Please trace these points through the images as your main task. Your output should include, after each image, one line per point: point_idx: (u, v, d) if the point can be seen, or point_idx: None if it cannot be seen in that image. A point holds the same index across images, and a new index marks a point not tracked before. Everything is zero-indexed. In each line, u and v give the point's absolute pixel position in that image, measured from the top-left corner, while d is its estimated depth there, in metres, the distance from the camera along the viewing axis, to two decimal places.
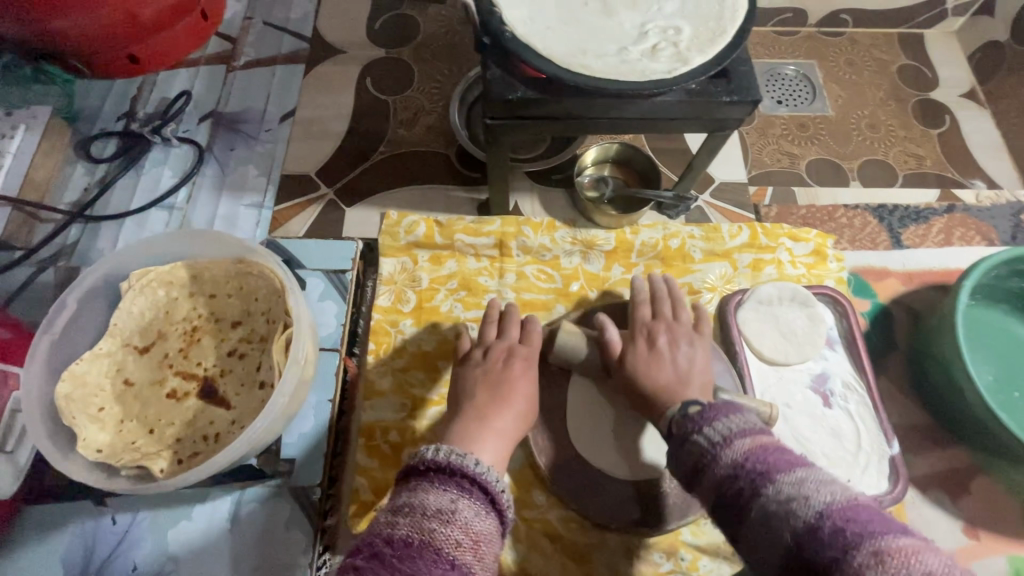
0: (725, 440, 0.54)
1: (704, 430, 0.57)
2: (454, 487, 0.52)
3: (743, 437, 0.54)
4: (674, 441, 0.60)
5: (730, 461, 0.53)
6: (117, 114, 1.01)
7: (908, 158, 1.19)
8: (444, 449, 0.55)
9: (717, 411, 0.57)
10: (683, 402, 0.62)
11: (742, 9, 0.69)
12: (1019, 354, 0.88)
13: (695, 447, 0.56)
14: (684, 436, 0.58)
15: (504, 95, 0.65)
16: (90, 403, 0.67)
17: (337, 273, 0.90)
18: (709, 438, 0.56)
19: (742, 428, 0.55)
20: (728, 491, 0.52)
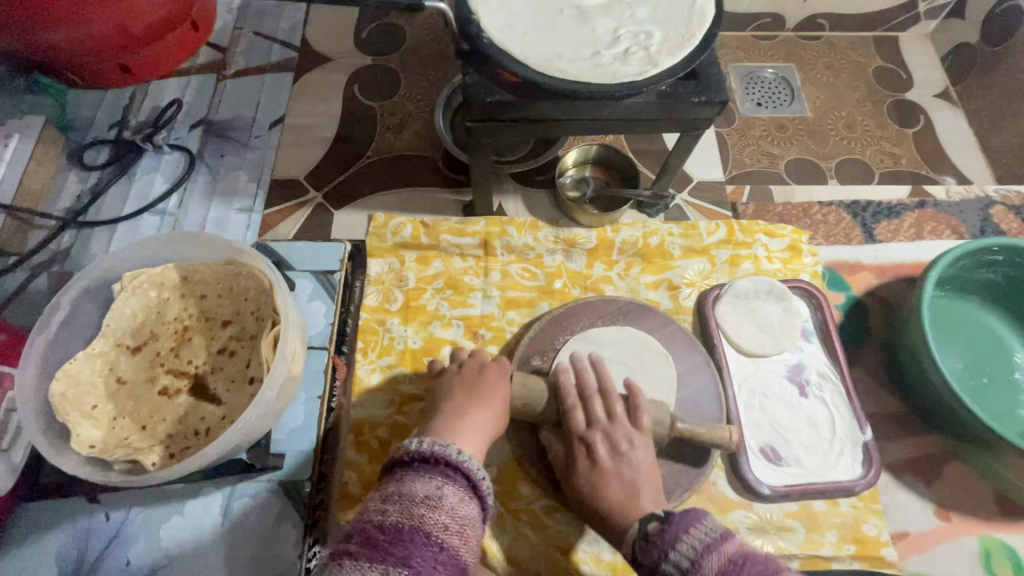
0: (694, 561, 0.54)
1: (669, 556, 0.56)
2: (440, 475, 0.54)
3: (711, 554, 0.54)
4: (643, 567, 0.59)
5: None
6: (109, 123, 1.03)
7: (883, 157, 1.22)
8: (428, 440, 0.56)
9: (676, 530, 0.57)
10: (643, 518, 0.62)
11: (709, 15, 0.72)
12: (987, 342, 0.92)
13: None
14: (653, 564, 0.58)
15: (482, 99, 0.67)
16: (83, 401, 0.69)
17: (325, 273, 0.92)
18: (677, 563, 0.55)
19: (708, 541, 0.55)
20: None
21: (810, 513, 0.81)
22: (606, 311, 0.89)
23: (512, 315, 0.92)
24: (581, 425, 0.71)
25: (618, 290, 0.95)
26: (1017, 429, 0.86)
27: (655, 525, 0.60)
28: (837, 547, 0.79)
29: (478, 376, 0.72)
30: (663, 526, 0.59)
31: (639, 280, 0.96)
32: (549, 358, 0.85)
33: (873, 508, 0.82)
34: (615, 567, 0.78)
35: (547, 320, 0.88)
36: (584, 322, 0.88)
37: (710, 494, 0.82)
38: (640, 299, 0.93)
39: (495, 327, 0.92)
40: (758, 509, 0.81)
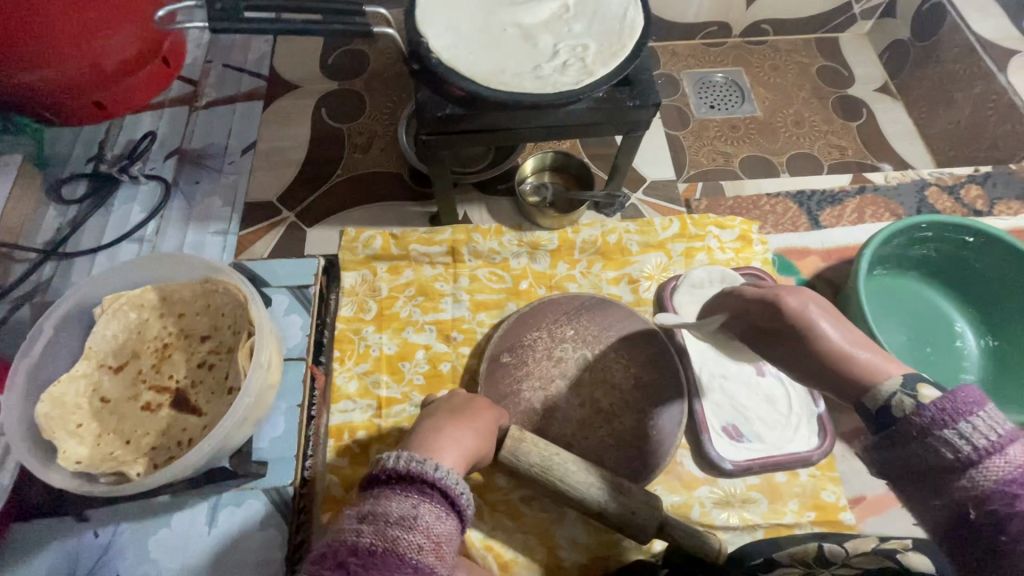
0: (995, 446, 0.46)
1: (958, 426, 0.47)
2: (416, 492, 0.52)
3: (1014, 441, 0.46)
4: (903, 430, 0.50)
5: (999, 479, 0.45)
6: (86, 157, 1.07)
7: (831, 149, 1.30)
8: (405, 457, 0.54)
9: (972, 405, 0.47)
10: (909, 376, 0.53)
11: (639, 25, 0.78)
12: (928, 314, 0.98)
13: (947, 456, 0.47)
14: (922, 430, 0.49)
15: (433, 113, 0.74)
16: (69, 420, 0.72)
17: (301, 288, 0.95)
18: (970, 438, 0.46)
19: (1008, 429, 0.47)
20: (997, 519, 0.45)
21: (773, 485, 0.86)
22: (570, 306, 0.94)
23: (482, 317, 0.97)
24: (786, 294, 0.63)
25: (581, 287, 1.00)
26: None
27: (931, 393, 0.50)
28: (799, 515, 0.84)
29: (468, 403, 0.72)
30: (921, 398, 0.50)
31: (601, 276, 1.01)
32: (518, 354, 0.90)
33: (830, 475, 0.87)
34: (591, 548, 0.82)
35: (514, 319, 0.92)
36: (549, 318, 0.93)
37: (676, 474, 0.87)
38: (602, 294, 0.99)
39: (466, 329, 0.97)
40: (721, 484, 0.86)
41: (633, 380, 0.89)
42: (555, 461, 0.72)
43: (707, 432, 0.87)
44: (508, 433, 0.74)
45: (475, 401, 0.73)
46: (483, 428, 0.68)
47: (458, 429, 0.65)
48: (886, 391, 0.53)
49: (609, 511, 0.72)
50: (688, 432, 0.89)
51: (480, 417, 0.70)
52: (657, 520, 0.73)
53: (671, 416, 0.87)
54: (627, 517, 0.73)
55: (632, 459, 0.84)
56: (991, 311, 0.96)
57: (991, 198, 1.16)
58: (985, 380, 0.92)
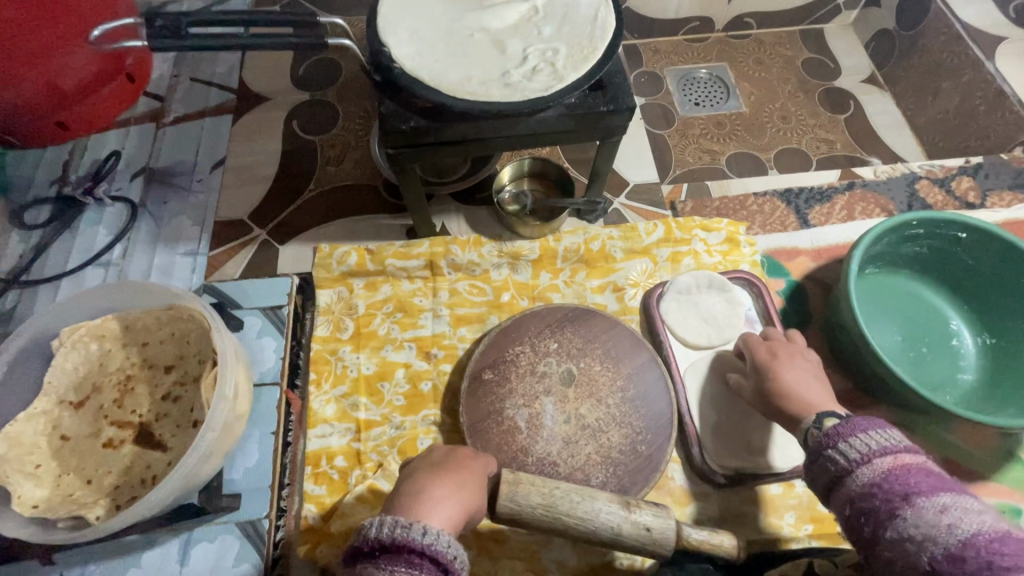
0: (865, 458, 0.54)
1: (839, 445, 0.57)
2: (402, 564, 0.50)
3: (885, 454, 0.53)
4: (809, 452, 0.61)
5: (861, 485, 0.53)
6: (49, 180, 1.03)
7: (819, 144, 1.27)
8: (388, 523, 0.52)
9: (852, 427, 0.57)
10: (820, 415, 0.63)
11: (611, 27, 0.75)
12: (923, 313, 0.96)
13: (828, 466, 0.57)
14: (817, 449, 0.59)
15: (397, 126, 0.70)
16: (26, 461, 0.68)
17: (273, 308, 0.91)
18: (845, 454, 0.56)
19: (887, 445, 0.54)
20: (863, 512, 0.53)
21: (767, 498, 0.83)
22: (553, 319, 0.91)
23: (463, 332, 0.94)
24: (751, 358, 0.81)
25: (565, 297, 0.97)
26: (958, 395, 0.89)
27: (831, 424, 0.61)
28: (795, 528, 0.81)
29: (451, 456, 0.69)
30: (825, 428, 0.61)
31: (585, 285, 0.98)
32: (500, 370, 0.87)
33: None
34: (581, 571, 0.79)
35: (495, 334, 0.89)
36: (531, 331, 0.90)
37: (667, 489, 0.84)
38: (587, 304, 0.96)
39: (447, 345, 0.93)
40: (713, 499, 0.84)
41: (619, 391, 0.86)
42: (557, 497, 0.66)
43: (697, 444, 0.84)
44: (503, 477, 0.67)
45: (457, 452, 0.70)
46: (470, 480, 0.64)
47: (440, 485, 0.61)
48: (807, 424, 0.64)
49: (623, 534, 0.67)
50: (679, 446, 0.87)
51: (465, 468, 0.66)
52: (674, 532, 0.68)
53: (660, 429, 0.83)
54: (642, 536, 0.67)
55: (620, 476, 0.81)
56: (989, 307, 0.93)
57: (983, 190, 1.13)
58: (985, 380, 0.89)
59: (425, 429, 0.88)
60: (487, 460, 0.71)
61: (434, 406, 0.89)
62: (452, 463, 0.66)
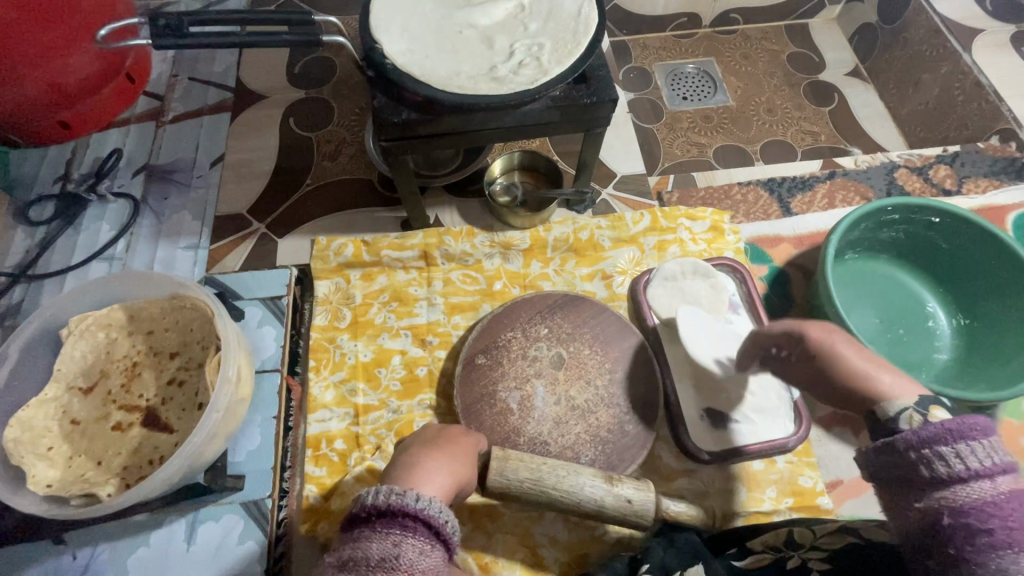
0: (987, 473, 0.46)
1: (960, 450, 0.46)
2: (397, 527, 0.53)
3: (1008, 474, 0.46)
4: (901, 443, 0.50)
5: (976, 503, 0.45)
6: (52, 177, 1.06)
7: (804, 135, 1.30)
8: (384, 492, 0.56)
9: (978, 430, 0.46)
10: (925, 399, 0.53)
11: (594, 22, 0.78)
12: (901, 296, 0.99)
13: (934, 472, 0.47)
14: (924, 445, 0.48)
15: (389, 120, 0.73)
16: (39, 443, 0.71)
17: (273, 299, 0.95)
18: (964, 462, 0.46)
19: (1006, 461, 0.46)
20: (973, 531, 0.45)
21: (749, 473, 0.87)
22: (544, 305, 0.94)
23: (457, 319, 0.97)
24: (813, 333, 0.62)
25: (555, 285, 1.00)
26: (933, 374, 0.92)
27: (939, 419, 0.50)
28: (777, 502, 0.85)
29: (442, 434, 0.72)
30: (931, 416, 0.52)
31: (575, 274, 1.01)
32: (493, 355, 0.90)
33: (807, 461, 0.87)
34: (571, 545, 0.82)
35: (487, 320, 0.92)
36: (523, 318, 0.93)
37: (654, 467, 0.88)
38: (577, 291, 0.99)
39: (441, 332, 0.97)
40: (698, 476, 0.87)
41: (606, 373, 0.89)
42: (544, 471, 0.73)
43: (682, 422, 0.87)
44: (492, 455, 0.74)
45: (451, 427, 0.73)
46: (463, 454, 0.69)
47: (433, 460, 0.64)
48: (896, 408, 0.53)
49: (606, 506, 0.73)
50: (665, 426, 0.90)
51: (457, 444, 0.70)
52: (653, 504, 0.74)
53: (646, 408, 0.87)
54: (624, 507, 0.74)
55: (609, 454, 0.84)
56: (963, 289, 0.96)
57: (960, 177, 1.17)
58: (959, 359, 0.93)
59: (421, 413, 0.91)
60: (479, 437, 0.75)
61: (429, 390, 0.92)
62: (443, 441, 0.70)
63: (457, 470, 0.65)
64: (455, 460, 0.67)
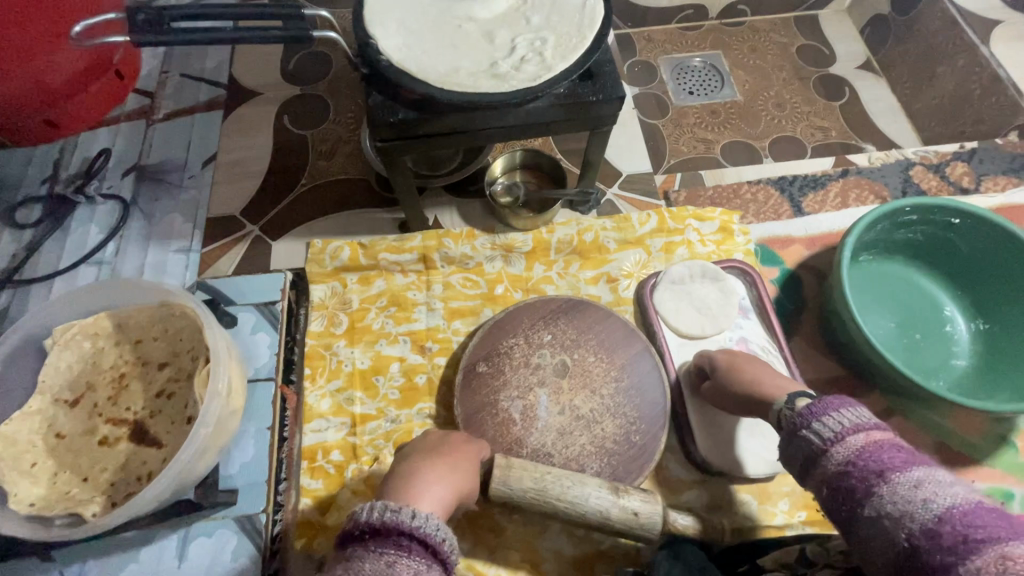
0: (839, 437, 0.55)
1: (813, 425, 0.58)
2: (391, 546, 0.51)
3: (858, 432, 0.54)
4: (784, 433, 0.62)
5: (836, 462, 0.54)
6: (39, 178, 1.03)
7: (814, 131, 1.26)
8: (378, 508, 0.53)
9: (826, 406, 0.58)
10: (794, 397, 0.64)
11: (600, 15, 0.75)
12: (917, 299, 0.96)
13: (803, 448, 0.58)
14: (793, 430, 0.60)
15: (385, 119, 0.70)
16: (22, 459, 0.69)
17: (267, 304, 0.91)
18: (819, 433, 0.57)
19: (858, 424, 0.55)
20: (841, 487, 0.53)
21: (761, 486, 0.83)
22: (547, 310, 0.91)
23: (457, 325, 0.94)
24: (721, 355, 0.81)
25: (559, 289, 0.97)
26: (950, 380, 0.89)
27: (804, 404, 0.62)
28: (789, 515, 0.82)
29: (444, 441, 0.69)
30: (796, 409, 0.62)
31: (579, 277, 0.98)
32: (494, 363, 0.87)
33: None
34: (576, 559, 0.79)
35: (489, 326, 0.89)
36: (525, 323, 0.90)
37: (662, 478, 0.85)
38: (581, 296, 0.96)
39: (441, 339, 0.93)
40: (708, 488, 0.84)
41: (612, 382, 0.86)
42: (549, 480, 0.70)
43: (690, 433, 0.84)
44: (494, 463, 0.71)
45: (450, 438, 0.70)
46: (464, 464, 0.66)
47: (431, 475, 0.62)
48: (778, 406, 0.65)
49: (613, 516, 0.70)
50: (674, 435, 0.87)
51: (458, 453, 0.67)
52: (661, 515, 0.71)
53: (654, 418, 0.84)
54: (631, 519, 0.71)
55: (615, 465, 0.81)
56: (982, 292, 0.93)
57: (978, 174, 1.13)
58: (978, 365, 0.90)
59: (420, 422, 0.88)
60: (481, 445, 0.72)
61: (429, 399, 0.89)
62: (444, 448, 0.68)
63: (456, 486, 0.62)
64: (455, 473, 0.64)
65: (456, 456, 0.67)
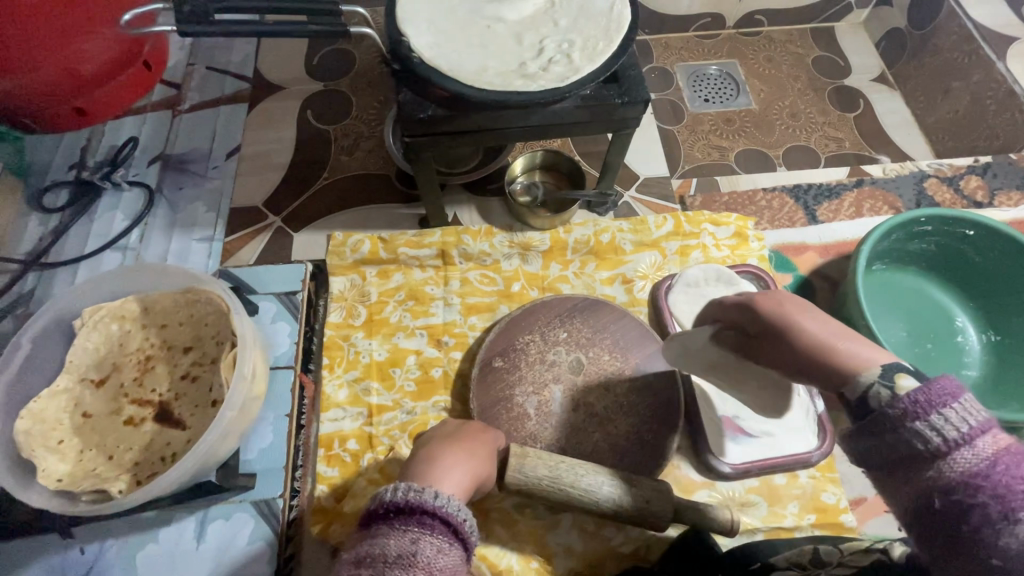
0: (966, 439, 0.44)
1: (935, 419, 0.44)
2: (414, 524, 0.52)
3: (989, 434, 0.44)
4: (875, 422, 0.47)
5: (967, 471, 0.43)
6: (67, 165, 1.05)
7: (827, 142, 1.28)
8: (402, 488, 0.54)
9: (946, 396, 0.45)
10: (888, 365, 0.49)
11: (627, 20, 0.76)
12: (930, 310, 0.97)
13: (911, 446, 0.45)
14: (898, 421, 0.46)
15: (415, 115, 0.71)
16: (49, 437, 0.70)
17: (288, 294, 0.93)
18: (942, 432, 0.44)
19: (982, 419, 0.44)
20: (966, 504, 0.43)
21: (771, 488, 0.84)
22: (562, 308, 0.92)
23: (474, 320, 0.95)
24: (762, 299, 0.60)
25: (575, 288, 0.98)
26: None
27: (906, 383, 0.47)
28: (799, 517, 0.82)
29: (462, 429, 0.71)
30: (900, 391, 0.47)
31: (594, 277, 0.99)
32: (510, 358, 0.88)
33: (830, 477, 0.85)
34: (587, 555, 0.80)
35: (505, 322, 0.90)
36: (541, 321, 0.91)
37: (674, 477, 0.86)
38: (596, 295, 0.97)
39: (457, 333, 0.95)
40: (720, 488, 0.85)
41: (626, 381, 0.87)
42: (563, 469, 0.72)
43: (703, 436, 0.85)
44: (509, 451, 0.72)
45: (467, 428, 0.71)
46: (483, 451, 0.67)
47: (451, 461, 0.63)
48: (864, 382, 0.49)
49: (625, 506, 0.72)
50: (685, 435, 0.88)
51: (477, 441, 0.68)
52: (671, 505, 0.73)
53: (667, 418, 0.85)
54: (643, 507, 0.72)
55: (628, 463, 0.82)
56: (994, 304, 0.94)
57: (992, 189, 1.14)
58: (989, 376, 0.90)
59: (435, 415, 0.89)
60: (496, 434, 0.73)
61: (445, 392, 0.91)
62: (462, 434, 0.69)
63: (475, 472, 0.63)
64: (476, 460, 0.65)
65: (474, 444, 0.68)
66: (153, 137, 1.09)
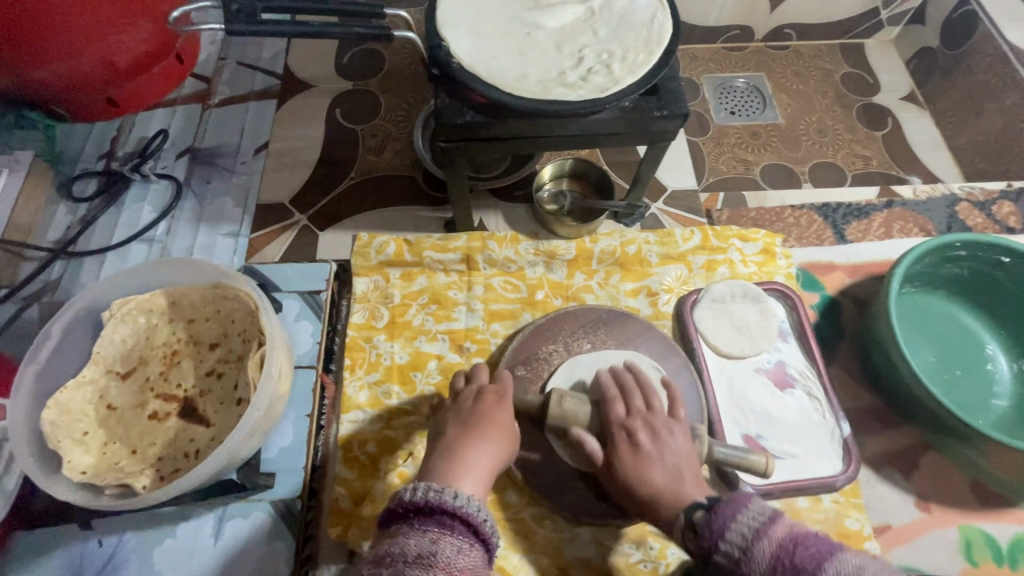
0: (753, 546, 0.55)
1: (725, 537, 0.57)
2: (434, 525, 0.53)
3: (764, 534, 0.55)
4: (700, 555, 0.60)
5: (762, 569, 0.54)
6: (98, 155, 1.06)
7: (854, 159, 1.26)
8: (422, 487, 0.55)
9: (727, 514, 0.58)
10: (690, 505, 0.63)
11: (668, 32, 0.76)
12: (959, 336, 0.95)
13: (721, 562, 0.57)
14: (707, 553, 0.58)
15: (453, 120, 0.71)
16: (74, 427, 0.70)
17: (312, 294, 0.94)
18: (734, 544, 0.56)
19: (763, 520, 0.57)
20: None
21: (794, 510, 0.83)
22: (587, 320, 0.91)
23: (496, 327, 0.94)
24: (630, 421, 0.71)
25: (599, 298, 0.97)
26: (990, 420, 0.88)
27: (699, 514, 0.61)
28: None
29: (475, 411, 0.69)
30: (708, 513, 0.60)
31: (619, 288, 0.98)
32: (533, 367, 0.87)
33: (855, 502, 0.83)
34: (604, 571, 0.79)
35: (530, 331, 0.90)
36: (565, 331, 0.90)
37: None
38: (620, 307, 0.96)
39: (479, 339, 0.94)
40: None
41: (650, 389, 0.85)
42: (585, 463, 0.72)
43: None
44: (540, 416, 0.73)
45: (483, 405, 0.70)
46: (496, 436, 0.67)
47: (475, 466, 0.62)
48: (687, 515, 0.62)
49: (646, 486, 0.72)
50: None
51: (490, 427, 0.68)
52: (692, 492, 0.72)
53: None
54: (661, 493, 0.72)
55: None
56: None
57: None
58: (1019, 407, 0.89)
59: None
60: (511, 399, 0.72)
61: None
62: (476, 418, 0.69)
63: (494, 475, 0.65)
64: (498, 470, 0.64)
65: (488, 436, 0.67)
66: (183, 130, 1.10)
